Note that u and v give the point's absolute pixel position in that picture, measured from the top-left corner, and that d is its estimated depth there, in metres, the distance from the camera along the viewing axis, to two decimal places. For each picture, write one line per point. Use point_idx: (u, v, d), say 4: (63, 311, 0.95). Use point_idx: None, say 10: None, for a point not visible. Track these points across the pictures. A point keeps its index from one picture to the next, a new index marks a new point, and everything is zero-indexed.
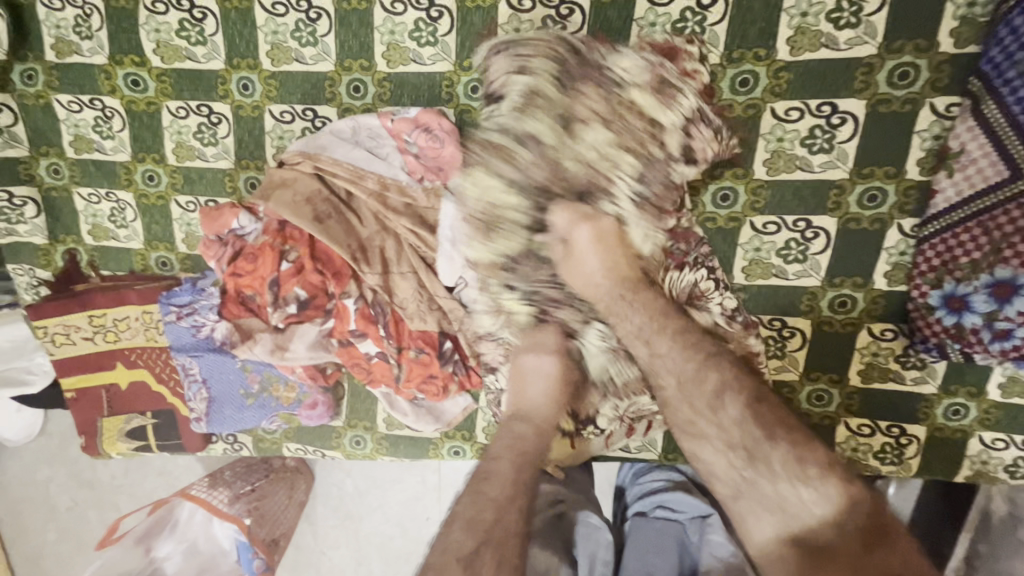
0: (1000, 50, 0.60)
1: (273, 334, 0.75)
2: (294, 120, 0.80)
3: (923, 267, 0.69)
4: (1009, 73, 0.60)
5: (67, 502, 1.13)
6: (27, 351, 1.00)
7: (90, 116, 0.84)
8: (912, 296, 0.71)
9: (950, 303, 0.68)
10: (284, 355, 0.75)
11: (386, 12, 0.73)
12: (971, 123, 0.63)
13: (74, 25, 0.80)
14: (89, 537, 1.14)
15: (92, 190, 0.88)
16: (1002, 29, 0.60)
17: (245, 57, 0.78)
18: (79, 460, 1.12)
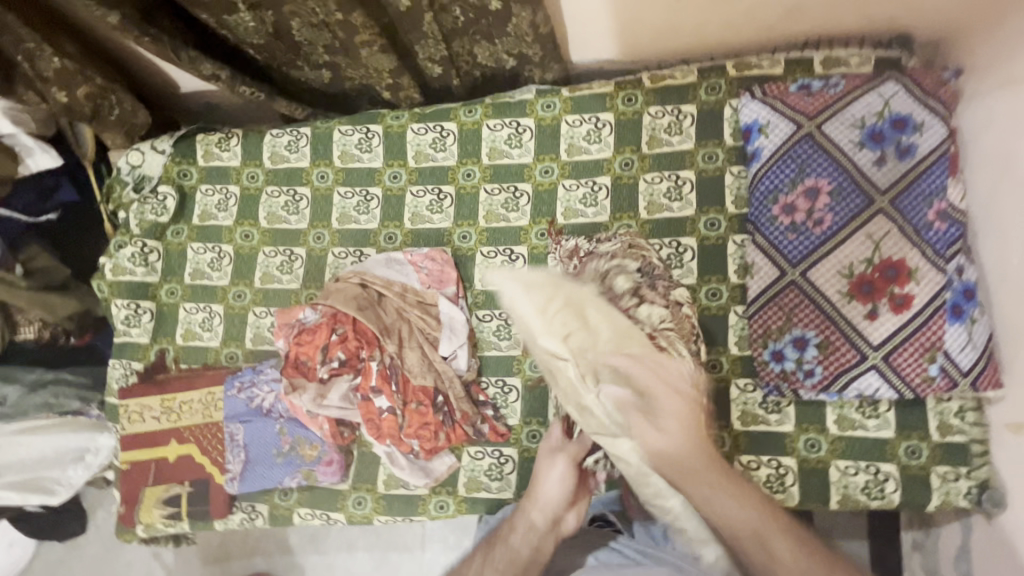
0: (757, 206, 1.06)
1: (317, 386, 1.08)
2: (346, 257, 1.23)
3: (755, 335, 1.04)
4: (762, 217, 1.05)
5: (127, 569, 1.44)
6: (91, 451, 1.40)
7: (208, 257, 1.27)
8: (755, 356, 1.04)
9: (775, 356, 1.02)
10: (322, 401, 1.08)
11: (412, 195, 1.23)
12: (754, 246, 1.06)
13: (217, 203, 1.28)
14: None
15: (194, 305, 1.25)
16: (755, 196, 1.06)
17: (322, 221, 1.25)
18: None
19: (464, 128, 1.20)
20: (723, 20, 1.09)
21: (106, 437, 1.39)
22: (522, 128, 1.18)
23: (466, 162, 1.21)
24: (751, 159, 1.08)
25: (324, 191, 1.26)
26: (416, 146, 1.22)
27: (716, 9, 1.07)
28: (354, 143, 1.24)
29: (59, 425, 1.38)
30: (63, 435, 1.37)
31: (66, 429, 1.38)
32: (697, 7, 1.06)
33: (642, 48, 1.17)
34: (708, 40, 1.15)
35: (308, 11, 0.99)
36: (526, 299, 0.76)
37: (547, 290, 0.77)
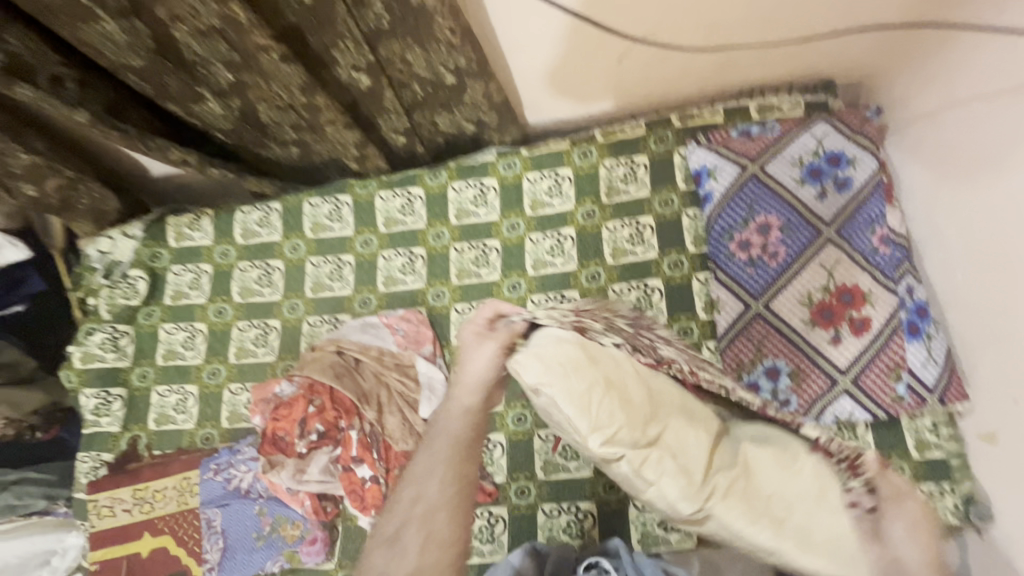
0: (715, 244, 1.11)
1: (296, 460, 1.05)
2: (322, 325, 1.24)
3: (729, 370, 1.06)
4: (721, 254, 1.10)
5: None
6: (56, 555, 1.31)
7: (181, 336, 1.26)
8: None
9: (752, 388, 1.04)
10: (302, 476, 1.04)
11: (385, 259, 1.25)
12: (717, 282, 1.09)
13: (189, 282, 1.28)
14: None
15: (167, 387, 1.23)
16: (713, 235, 1.11)
17: (295, 291, 1.26)
18: None
19: (430, 192, 1.25)
20: (662, 79, 1.19)
21: (74, 535, 1.31)
22: (486, 188, 1.23)
23: (435, 224, 1.24)
24: (704, 202, 1.14)
25: (297, 261, 1.27)
26: (385, 212, 1.26)
27: (655, 70, 1.16)
28: (324, 214, 1.27)
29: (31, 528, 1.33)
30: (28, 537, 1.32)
31: (35, 530, 1.33)
32: (638, 69, 1.15)
33: (592, 107, 1.26)
34: (651, 97, 1.24)
35: (274, 97, 1.04)
36: (567, 394, 0.60)
37: (579, 374, 0.60)
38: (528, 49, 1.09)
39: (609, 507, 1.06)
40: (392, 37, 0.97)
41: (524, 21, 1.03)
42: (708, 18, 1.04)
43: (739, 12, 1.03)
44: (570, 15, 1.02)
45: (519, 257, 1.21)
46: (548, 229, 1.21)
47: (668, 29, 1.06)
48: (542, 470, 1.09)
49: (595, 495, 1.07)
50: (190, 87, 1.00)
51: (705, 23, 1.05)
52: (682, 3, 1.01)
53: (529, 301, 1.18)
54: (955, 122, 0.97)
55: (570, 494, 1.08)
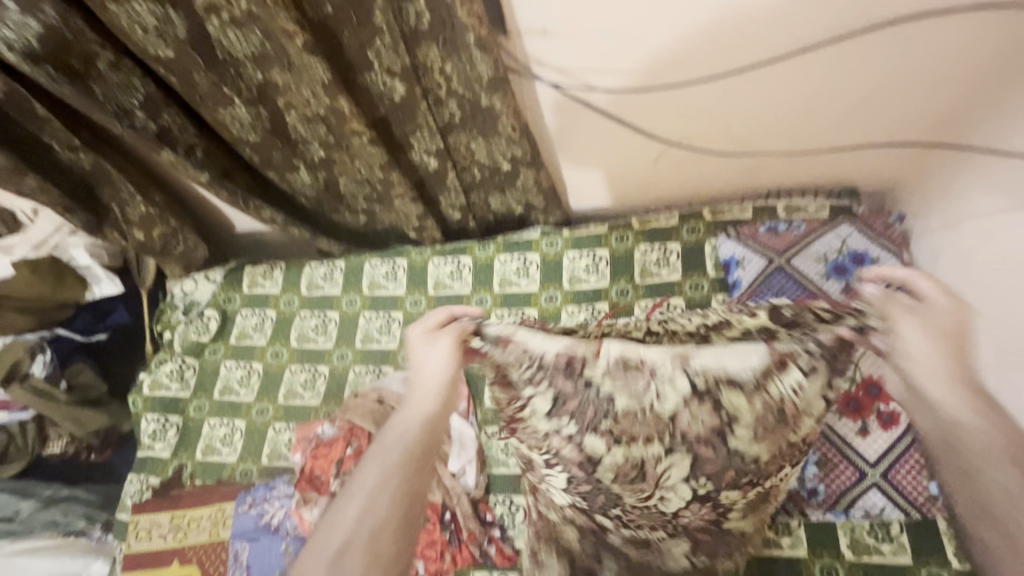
0: None
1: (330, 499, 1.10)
2: (366, 374, 1.33)
3: None
4: None
5: None
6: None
7: (239, 373, 1.37)
8: None
9: None
10: None
11: (430, 319, 1.36)
12: None
13: (254, 325, 1.42)
14: None
15: (219, 419, 1.32)
16: None
17: (346, 341, 1.38)
18: None
19: (478, 262, 1.38)
20: (693, 178, 1.32)
21: (101, 564, 1.31)
22: (528, 262, 1.35)
23: (479, 290, 1.36)
24: (732, 290, 1.22)
25: (351, 315, 1.40)
26: (436, 277, 1.39)
27: (687, 170, 1.30)
28: (381, 274, 1.41)
29: (62, 550, 1.32)
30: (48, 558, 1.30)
31: (64, 552, 1.32)
32: (671, 168, 1.30)
33: (628, 198, 1.39)
34: (683, 194, 1.37)
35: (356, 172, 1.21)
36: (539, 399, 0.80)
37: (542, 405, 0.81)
38: (575, 146, 1.26)
39: None
40: (460, 130, 1.15)
41: (573, 123, 1.20)
42: (737, 128, 1.19)
43: (765, 126, 1.18)
44: (615, 120, 1.19)
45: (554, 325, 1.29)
46: (583, 303, 1.30)
47: (700, 137, 1.21)
48: None
49: None
50: (289, 159, 1.19)
51: (734, 131, 1.19)
52: (712, 116, 1.16)
53: None
54: (979, 225, 1.03)
55: None
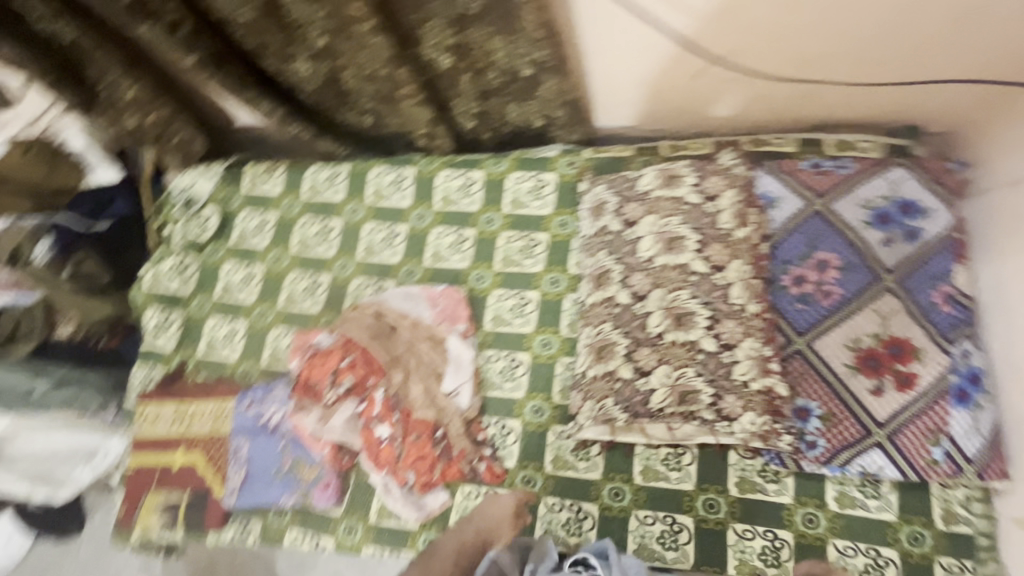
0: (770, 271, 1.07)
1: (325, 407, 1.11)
2: (366, 286, 1.29)
3: None
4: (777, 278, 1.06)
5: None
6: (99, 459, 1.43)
7: (240, 275, 1.35)
8: None
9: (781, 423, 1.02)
10: (328, 423, 1.10)
11: (435, 235, 1.30)
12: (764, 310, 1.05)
13: (255, 227, 1.37)
14: None
15: (220, 319, 1.33)
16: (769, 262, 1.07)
17: (348, 251, 1.33)
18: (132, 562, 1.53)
19: (490, 178, 1.29)
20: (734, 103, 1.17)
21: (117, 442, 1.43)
22: (543, 183, 1.26)
23: (487, 209, 1.29)
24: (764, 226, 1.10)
25: (355, 224, 1.34)
26: (443, 191, 1.31)
27: (728, 90, 1.15)
28: (387, 183, 1.34)
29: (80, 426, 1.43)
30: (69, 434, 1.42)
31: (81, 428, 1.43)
32: (709, 87, 1.14)
33: (659, 120, 1.25)
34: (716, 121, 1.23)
35: (361, 67, 1.10)
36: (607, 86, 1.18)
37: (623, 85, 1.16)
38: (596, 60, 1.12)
39: (610, 512, 1.07)
40: (478, 26, 1.02)
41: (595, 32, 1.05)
42: (789, 47, 1.02)
43: (822, 41, 1.01)
44: (649, 22, 1.02)
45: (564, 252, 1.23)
46: None
47: (748, 52, 1.05)
48: (551, 463, 1.11)
49: (599, 498, 1.08)
50: (287, 47, 1.08)
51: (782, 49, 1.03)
52: (767, 26, 1.00)
53: (567, 298, 1.20)
54: None
55: (574, 491, 1.09)
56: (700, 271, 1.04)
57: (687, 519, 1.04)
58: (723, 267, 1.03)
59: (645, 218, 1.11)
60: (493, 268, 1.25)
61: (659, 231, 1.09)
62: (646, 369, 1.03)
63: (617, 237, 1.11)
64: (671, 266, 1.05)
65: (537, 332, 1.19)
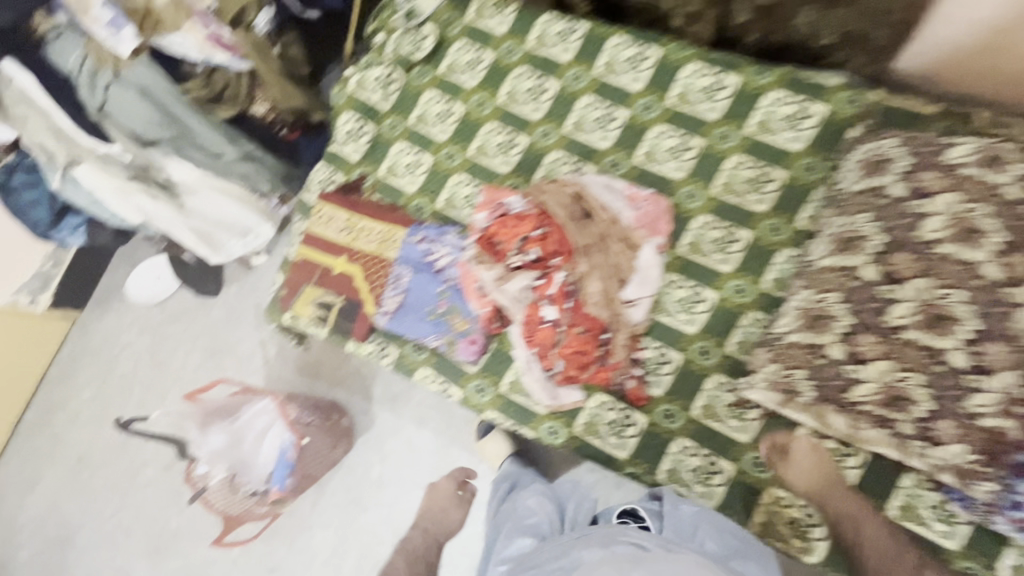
0: None
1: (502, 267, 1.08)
2: (565, 163, 1.19)
3: None
4: None
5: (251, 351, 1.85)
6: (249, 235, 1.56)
7: (439, 108, 1.28)
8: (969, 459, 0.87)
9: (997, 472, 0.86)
10: (501, 285, 1.07)
11: (656, 133, 1.16)
12: None
13: (467, 60, 1.27)
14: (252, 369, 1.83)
15: (408, 147, 1.29)
16: None
17: (555, 119, 1.22)
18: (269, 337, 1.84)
19: (746, 87, 1.11)
20: None
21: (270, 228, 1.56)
22: (807, 113, 1.07)
23: (726, 122, 1.12)
24: None
25: (573, 92, 1.21)
26: (684, 86, 1.14)
27: None
28: (624, 57, 1.18)
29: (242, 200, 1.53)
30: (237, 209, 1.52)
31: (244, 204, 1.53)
32: None
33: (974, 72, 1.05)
34: None
35: None
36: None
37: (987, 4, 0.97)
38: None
39: (746, 479, 1.02)
40: None
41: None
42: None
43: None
44: None
45: (800, 199, 1.07)
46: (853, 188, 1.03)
47: None
48: (699, 409, 1.05)
49: (738, 461, 1.02)
50: None
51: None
52: None
53: (783, 251, 1.05)
54: None
55: (714, 444, 1.04)
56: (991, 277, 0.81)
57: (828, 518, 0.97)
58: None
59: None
60: (709, 190, 1.11)
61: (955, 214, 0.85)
62: (863, 359, 0.90)
63: (895, 206, 0.90)
64: (951, 256, 0.84)
65: (735, 275, 1.07)
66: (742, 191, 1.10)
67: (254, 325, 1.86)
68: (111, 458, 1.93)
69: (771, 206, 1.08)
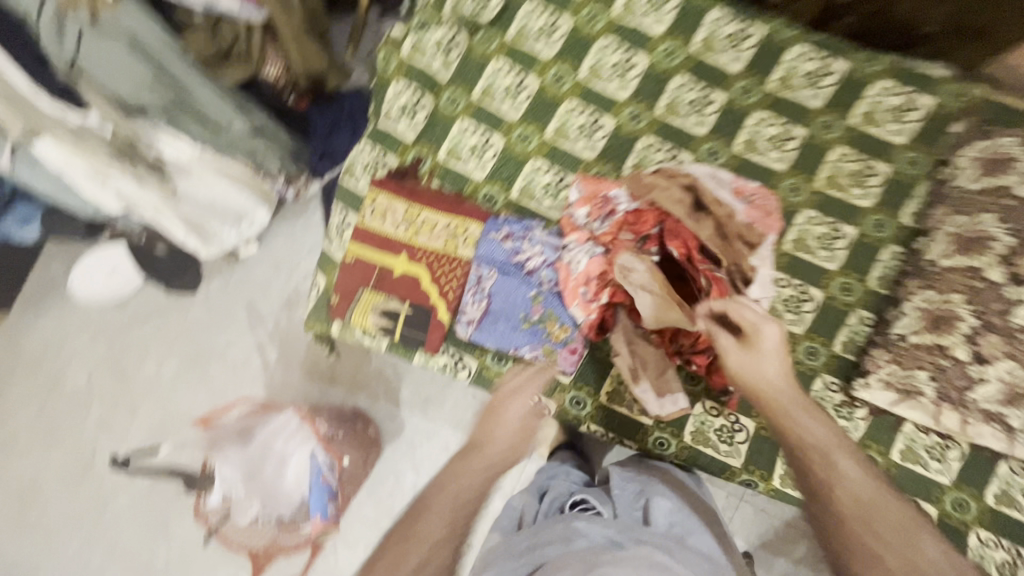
0: None
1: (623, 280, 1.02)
2: (658, 152, 1.09)
3: None
4: None
5: (243, 359, 1.59)
6: (238, 221, 1.28)
7: (508, 80, 1.10)
8: None
9: None
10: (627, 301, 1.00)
11: (756, 120, 1.07)
12: None
13: (540, 26, 1.10)
14: (250, 377, 1.58)
15: (473, 125, 1.11)
16: None
17: (645, 100, 1.09)
18: (267, 338, 1.59)
19: (853, 74, 1.05)
20: None
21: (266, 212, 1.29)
22: (914, 104, 1.03)
23: (831, 110, 1.06)
24: None
25: (664, 70, 1.09)
26: (787, 69, 1.06)
27: None
28: (722, 35, 1.08)
29: (237, 181, 1.23)
30: (235, 190, 1.22)
31: (243, 185, 1.24)
32: None
33: None
34: None
35: None
36: None
37: None
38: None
39: None
40: None
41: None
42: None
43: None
44: None
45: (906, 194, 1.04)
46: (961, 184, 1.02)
47: None
48: None
49: None
50: None
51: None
52: None
53: (889, 247, 1.04)
54: None
55: None
56: None
57: (933, 510, 1.00)
58: None
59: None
60: (813, 183, 1.06)
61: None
62: (984, 358, 0.92)
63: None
64: None
65: (840, 273, 1.04)
66: (848, 184, 1.05)
67: (248, 327, 1.60)
68: (65, 492, 1.57)
69: (877, 201, 1.04)
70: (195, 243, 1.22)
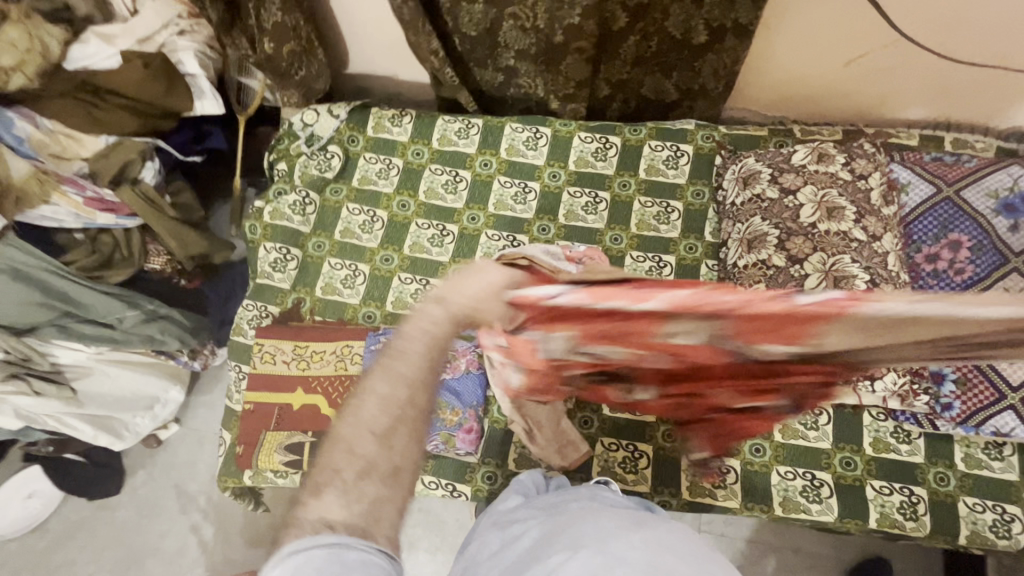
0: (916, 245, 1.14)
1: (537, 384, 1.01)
2: (499, 240, 1.28)
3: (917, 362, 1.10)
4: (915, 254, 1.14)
5: (177, 548, 1.53)
6: (148, 408, 1.32)
7: (362, 218, 1.30)
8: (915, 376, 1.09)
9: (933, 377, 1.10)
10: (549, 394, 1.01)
11: (569, 196, 1.31)
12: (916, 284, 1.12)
13: (379, 171, 1.34)
14: (187, 565, 1.51)
15: (340, 261, 1.27)
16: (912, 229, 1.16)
17: (478, 204, 1.31)
18: (199, 517, 1.56)
19: (627, 143, 1.32)
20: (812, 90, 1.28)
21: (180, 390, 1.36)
22: (679, 153, 1.30)
23: (622, 173, 1.31)
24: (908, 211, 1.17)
25: (485, 177, 1.33)
26: (579, 152, 1.32)
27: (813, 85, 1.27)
28: (522, 140, 1.34)
29: (143, 369, 1.31)
30: (143, 377, 1.30)
31: (150, 371, 1.32)
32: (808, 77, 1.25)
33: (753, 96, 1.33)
34: (809, 102, 1.32)
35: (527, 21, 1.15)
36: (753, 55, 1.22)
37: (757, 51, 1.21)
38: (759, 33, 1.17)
39: (753, 468, 1.10)
40: None
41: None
42: (947, 22, 1.07)
43: (979, 17, 1.05)
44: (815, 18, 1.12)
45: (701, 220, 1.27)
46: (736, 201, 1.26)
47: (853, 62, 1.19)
48: None
49: (740, 454, 1.11)
50: None
51: (938, 22, 1.07)
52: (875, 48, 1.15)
53: (704, 264, 1.23)
54: None
55: None
56: (860, 239, 1.08)
57: (828, 476, 1.09)
58: (878, 237, 1.09)
59: (803, 186, 1.15)
60: (629, 230, 1.27)
61: (818, 201, 1.13)
62: None
63: (776, 204, 1.15)
64: (831, 231, 1.10)
65: None
66: (654, 224, 1.27)
67: (179, 511, 1.57)
68: None
69: (681, 231, 1.26)
70: (110, 442, 1.27)
